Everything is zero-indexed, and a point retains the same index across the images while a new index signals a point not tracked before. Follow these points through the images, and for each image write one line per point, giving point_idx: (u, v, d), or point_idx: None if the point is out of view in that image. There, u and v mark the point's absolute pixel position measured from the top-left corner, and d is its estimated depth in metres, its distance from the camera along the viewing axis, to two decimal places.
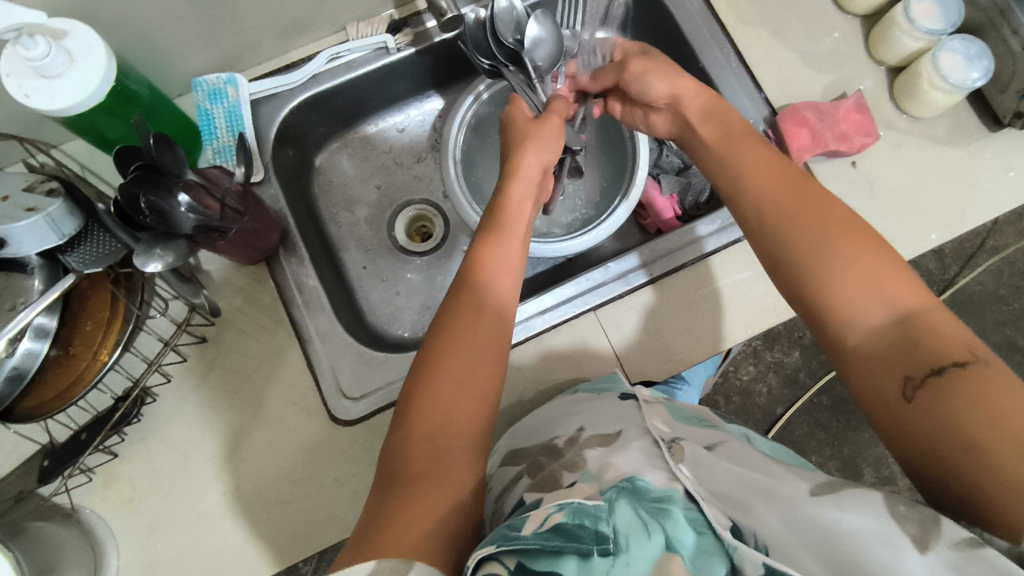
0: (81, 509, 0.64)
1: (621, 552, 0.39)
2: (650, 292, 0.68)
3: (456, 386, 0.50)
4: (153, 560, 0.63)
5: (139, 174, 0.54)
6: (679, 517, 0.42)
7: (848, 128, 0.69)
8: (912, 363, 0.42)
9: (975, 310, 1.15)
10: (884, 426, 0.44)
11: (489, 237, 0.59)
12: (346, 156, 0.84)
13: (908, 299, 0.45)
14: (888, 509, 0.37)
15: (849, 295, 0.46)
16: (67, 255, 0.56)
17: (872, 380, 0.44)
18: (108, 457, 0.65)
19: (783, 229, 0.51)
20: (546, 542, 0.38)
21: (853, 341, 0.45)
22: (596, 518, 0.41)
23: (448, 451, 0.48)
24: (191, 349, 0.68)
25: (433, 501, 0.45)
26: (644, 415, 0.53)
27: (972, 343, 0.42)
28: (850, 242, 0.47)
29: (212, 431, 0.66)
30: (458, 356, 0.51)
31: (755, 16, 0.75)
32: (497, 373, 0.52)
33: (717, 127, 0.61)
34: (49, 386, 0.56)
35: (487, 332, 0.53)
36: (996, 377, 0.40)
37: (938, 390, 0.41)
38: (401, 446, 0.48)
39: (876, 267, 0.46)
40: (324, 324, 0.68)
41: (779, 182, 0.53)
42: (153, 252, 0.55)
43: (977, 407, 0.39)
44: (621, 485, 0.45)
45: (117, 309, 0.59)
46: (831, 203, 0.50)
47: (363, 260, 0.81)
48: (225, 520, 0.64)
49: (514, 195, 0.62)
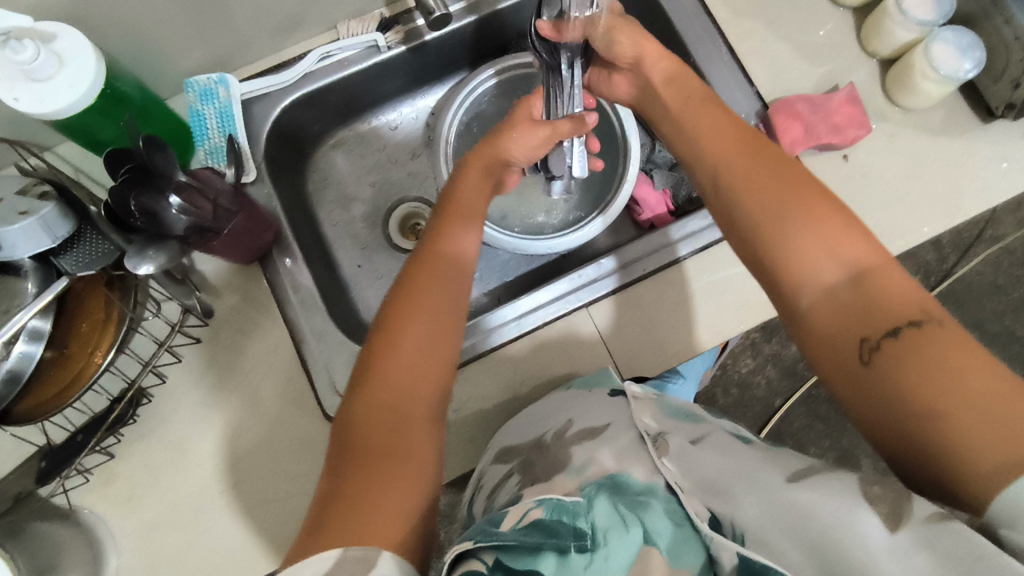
0: (79, 509, 0.64)
1: (600, 547, 0.40)
2: (642, 287, 0.68)
3: (410, 362, 0.50)
4: (151, 558, 0.63)
5: (129, 175, 0.55)
6: (658, 510, 0.44)
7: (841, 120, 0.69)
8: (868, 325, 0.42)
9: (972, 301, 1.15)
10: (842, 391, 0.43)
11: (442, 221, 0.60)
12: (340, 154, 0.84)
13: (865, 261, 0.45)
14: (862, 490, 0.37)
15: (806, 258, 0.46)
16: (61, 257, 0.57)
17: (830, 345, 0.44)
18: (105, 457, 0.65)
19: (742, 195, 0.51)
20: (524, 538, 0.38)
21: (809, 304, 0.45)
22: (575, 514, 0.41)
23: (410, 429, 0.48)
24: (186, 349, 0.68)
25: (388, 478, 0.44)
26: (633, 410, 0.54)
27: (927, 303, 0.43)
28: (807, 204, 0.48)
29: (208, 431, 0.66)
30: (405, 329, 0.51)
31: (747, 9, 0.75)
32: (449, 354, 0.53)
33: (678, 91, 0.62)
34: (47, 386, 0.57)
35: (435, 301, 0.53)
36: (953, 337, 0.40)
37: (893, 352, 0.41)
38: (361, 426, 0.47)
39: (831, 228, 0.46)
40: (318, 323, 0.69)
41: (741, 149, 0.53)
42: (145, 253, 0.55)
43: (932, 365, 0.39)
44: (601, 482, 0.46)
45: (111, 311, 0.58)
46: (788, 167, 0.51)
47: (358, 257, 0.81)
48: (223, 518, 0.64)
49: (471, 180, 0.64)
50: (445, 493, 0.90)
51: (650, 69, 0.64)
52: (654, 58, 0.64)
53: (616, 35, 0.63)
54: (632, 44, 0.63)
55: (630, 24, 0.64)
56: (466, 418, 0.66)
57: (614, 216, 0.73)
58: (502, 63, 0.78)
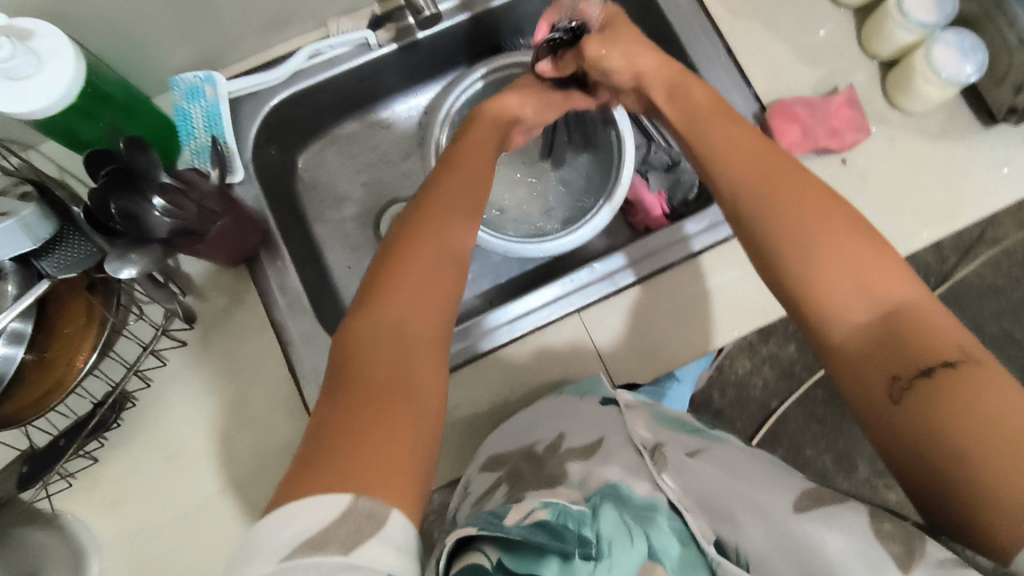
0: (62, 514, 0.63)
1: (603, 557, 0.39)
2: (636, 292, 0.67)
3: (408, 299, 0.48)
4: (134, 565, 0.63)
5: (111, 179, 0.54)
6: (663, 525, 0.43)
7: (839, 123, 0.67)
8: (899, 362, 0.41)
9: (972, 303, 1.14)
10: (871, 427, 0.42)
11: (444, 177, 0.58)
12: (331, 153, 0.82)
13: (896, 297, 0.43)
14: (874, 528, 0.36)
15: (834, 289, 0.44)
16: (41, 260, 0.55)
17: (858, 379, 0.42)
18: (89, 462, 0.64)
19: (765, 218, 0.48)
20: (529, 535, 0.37)
21: (837, 337, 0.44)
22: (579, 522, 0.40)
23: (411, 360, 0.45)
24: (172, 352, 0.67)
25: (393, 421, 0.41)
26: (628, 420, 0.53)
27: (962, 340, 0.41)
28: (835, 231, 0.45)
29: (193, 435, 0.65)
30: (398, 281, 0.49)
31: (746, 8, 0.73)
32: (448, 295, 0.50)
33: (678, 108, 0.60)
34: (28, 390, 0.56)
35: (425, 256, 0.51)
36: (989, 379, 0.38)
37: (927, 392, 0.39)
38: (357, 356, 0.45)
39: (860, 258, 0.44)
40: (306, 327, 0.67)
41: (762, 167, 0.51)
42: (126, 256, 0.56)
43: (967, 408, 0.37)
44: (605, 491, 0.45)
45: (93, 315, 0.58)
46: (815, 187, 0.48)
47: (348, 258, 0.80)
48: (207, 525, 0.63)
49: (475, 133, 0.64)
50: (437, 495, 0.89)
51: (651, 86, 0.62)
52: (652, 71, 0.62)
53: (608, 58, 0.63)
54: (628, 62, 0.63)
55: (623, 39, 0.63)
56: (455, 423, 0.66)
57: (620, 203, 0.72)
58: (496, 64, 0.76)
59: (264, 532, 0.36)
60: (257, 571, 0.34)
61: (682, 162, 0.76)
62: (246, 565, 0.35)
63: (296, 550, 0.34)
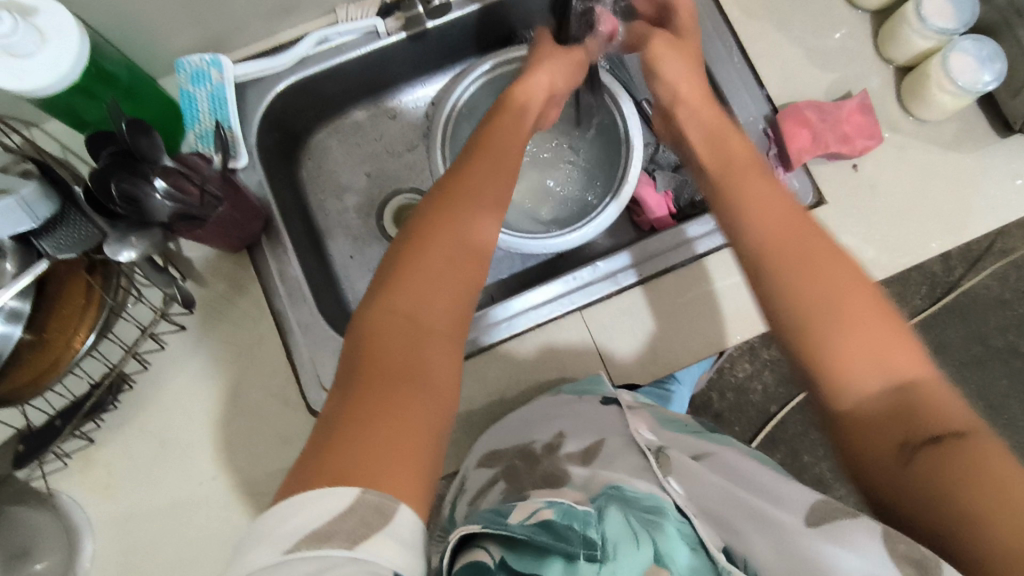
0: (57, 493, 0.63)
1: (608, 560, 0.38)
2: (639, 293, 0.67)
3: (424, 289, 0.48)
4: (127, 548, 0.63)
5: (113, 161, 0.54)
6: (670, 531, 0.41)
7: (850, 129, 0.66)
8: (910, 430, 0.40)
9: (978, 315, 1.13)
10: (877, 489, 0.41)
11: (471, 167, 0.56)
12: (336, 141, 0.82)
13: (907, 365, 0.42)
14: (888, 548, 0.35)
15: (847, 352, 0.43)
16: (41, 239, 0.54)
17: (867, 439, 0.42)
18: (85, 442, 0.64)
19: (778, 269, 0.46)
20: (533, 535, 0.36)
21: (847, 399, 0.43)
22: (585, 523, 0.39)
23: (423, 344, 0.46)
24: (171, 336, 0.67)
25: (401, 413, 0.41)
26: (630, 420, 0.52)
27: (968, 413, 0.41)
28: (850, 293, 0.44)
29: (189, 420, 0.65)
30: (420, 272, 0.48)
31: (760, 8, 0.72)
32: (465, 290, 0.50)
33: (710, 144, 0.58)
34: (25, 369, 0.56)
35: (439, 265, 0.49)
36: (995, 449, 0.38)
37: (937, 458, 0.38)
38: (374, 340, 0.45)
39: (875, 323, 0.43)
40: (305, 316, 0.67)
41: (780, 215, 0.49)
42: (126, 239, 0.55)
43: (980, 476, 0.37)
44: (609, 492, 0.44)
45: (92, 297, 0.58)
46: (830, 246, 0.47)
47: (350, 248, 0.79)
48: (201, 511, 0.63)
49: (508, 116, 0.62)
50: None
51: (683, 110, 0.63)
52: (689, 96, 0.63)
53: (660, 62, 0.65)
54: (674, 79, 0.64)
55: (680, 52, 0.65)
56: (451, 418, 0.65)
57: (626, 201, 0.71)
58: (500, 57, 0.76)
59: (268, 522, 0.35)
60: (256, 561, 0.33)
61: None
62: (244, 556, 0.34)
63: (298, 542, 0.33)
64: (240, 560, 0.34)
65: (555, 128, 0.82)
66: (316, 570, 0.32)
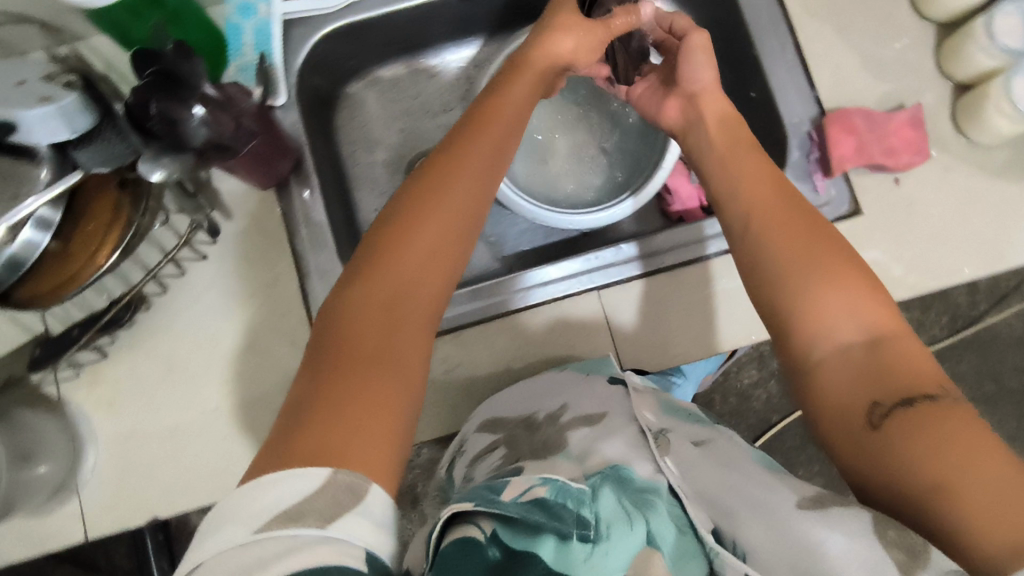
0: (66, 402, 0.64)
1: (601, 539, 0.37)
2: (659, 280, 0.66)
3: (408, 272, 0.48)
4: (127, 464, 0.64)
5: (154, 80, 0.53)
6: (661, 511, 0.40)
7: (898, 143, 0.65)
8: (882, 391, 0.43)
9: (996, 352, 1.10)
10: (843, 455, 0.44)
11: (465, 149, 0.54)
12: (373, 93, 0.81)
13: (884, 328, 0.46)
14: (878, 533, 0.35)
15: (825, 318, 0.47)
16: (77, 151, 0.56)
17: (837, 402, 0.45)
18: (98, 356, 0.65)
19: (770, 240, 0.51)
20: (526, 513, 0.36)
21: (820, 360, 0.46)
22: (578, 501, 0.39)
23: (400, 321, 0.47)
24: (192, 264, 0.67)
25: (372, 390, 0.42)
26: (633, 403, 0.51)
27: (940, 377, 0.43)
28: (833, 268, 0.48)
29: (200, 349, 0.66)
30: (405, 248, 0.48)
31: (822, 8, 0.70)
32: (448, 271, 0.50)
33: (728, 129, 0.59)
34: (45, 279, 0.57)
35: (430, 239, 0.49)
36: (961, 412, 0.41)
37: (901, 421, 0.41)
38: (349, 322, 0.46)
39: (855, 295, 0.47)
40: (324, 261, 0.68)
41: (778, 193, 0.53)
42: (160, 160, 0.54)
43: (940, 437, 0.39)
44: (605, 472, 0.43)
45: (119, 215, 0.59)
46: (821, 226, 0.51)
47: (375, 202, 0.79)
48: (201, 437, 0.64)
49: (513, 92, 0.60)
50: (427, 448, 0.90)
51: (705, 105, 0.62)
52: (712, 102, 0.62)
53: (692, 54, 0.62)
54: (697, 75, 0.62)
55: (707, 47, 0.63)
56: (456, 381, 0.65)
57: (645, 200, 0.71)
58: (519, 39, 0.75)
59: (239, 501, 0.38)
60: (230, 538, 0.37)
61: None
62: (216, 532, 0.37)
63: (270, 522, 0.36)
64: (208, 541, 0.37)
65: (598, 108, 0.81)
66: (285, 549, 0.36)
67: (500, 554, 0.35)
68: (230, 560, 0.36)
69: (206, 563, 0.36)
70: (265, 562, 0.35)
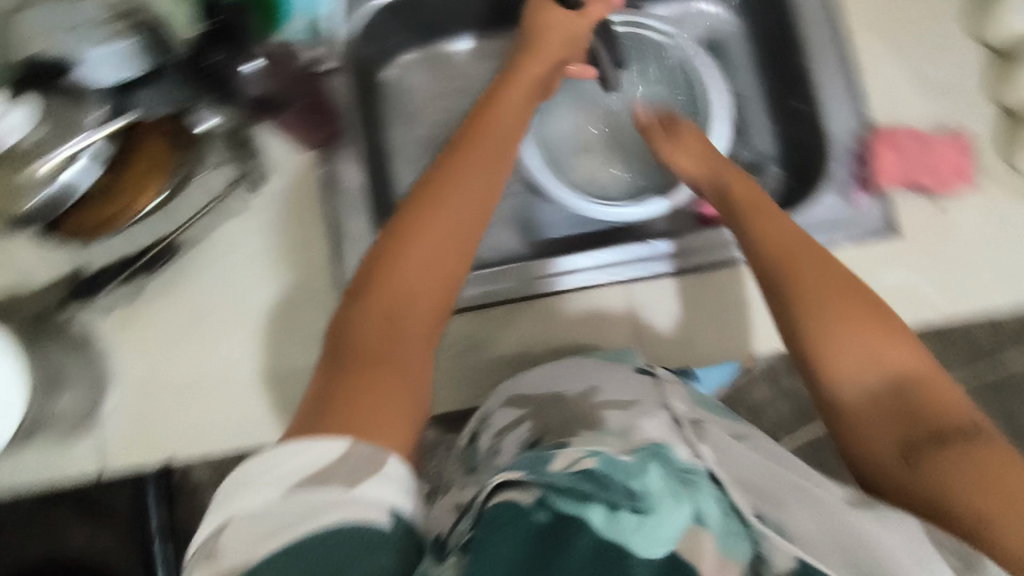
0: (94, 340, 0.66)
1: (649, 512, 0.37)
2: (690, 279, 0.66)
3: (410, 280, 0.51)
4: (147, 406, 0.65)
5: (214, 33, 0.61)
6: (705, 491, 0.39)
7: (942, 164, 0.65)
8: (913, 430, 0.47)
9: (1014, 396, 1.08)
10: (881, 489, 0.47)
11: (459, 165, 0.57)
12: (420, 69, 0.82)
13: (906, 369, 0.49)
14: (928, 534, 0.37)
15: (847, 363, 0.49)
16: (135, 95, 0.56)
17: (871, 442, 0.48)
18: (128, 298, 0.66)
19: (794, 283, 0.53)
20: (575, 484, 0.37)
21: (850, 403, 0.49)
22: (626, 474, 0.38)
23: (410, 320, 0.50)
24: (230, 216, 0.69)
25: (388, 384, 0.45)
26: (665, 391, 0.51)
27: (964, 412, 0.48)
28: (852, 312, 0.51)
29: (229, 300, 0.67)
30: (413, 251, 0.52)
31: (876, 23, 0.70)
32: (449, 278, 0.53)
33: (722, 183, 0.64)
34: (92, 213, 0.59)
35: (436, 239, 0.53)
36: (986, 445, 0.45)
37: (934, 456, 0.45)
38: (352, 331, 0.48)
39: (874, 338, 0.50)
40: (358, 226, 0.68)
41: (795, 239, 0.56)
42: (217, 107, 0.61)
43: (974, 472, 0.43)
44: (649, 447, 0.42)
45: (167, 160, 0.60)
46: (836, 270, 0.53)
47: (411, 176, 0.79)
48: (223, 387, 0.65)
49: (508, 99, 0.64)
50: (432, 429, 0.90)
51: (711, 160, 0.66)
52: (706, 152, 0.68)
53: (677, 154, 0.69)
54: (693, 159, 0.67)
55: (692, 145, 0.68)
56: (478, 358, 0.66)
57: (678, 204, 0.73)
58: None
59: (264, 465, 0.40)
60: (260, 498, 0.39)
61: (771, 166, 0.76)
62: (241, 493, 0.40)
63: (297, 483, 0.39)
64: (233, 499, 0.40)
65: None
66: (311, 509, 0.38)
67: (548, 519, 0.36)
68: (257, 518, 0.39)
69: (235, 519, 0.39)
70: (293, 524, 0.38)
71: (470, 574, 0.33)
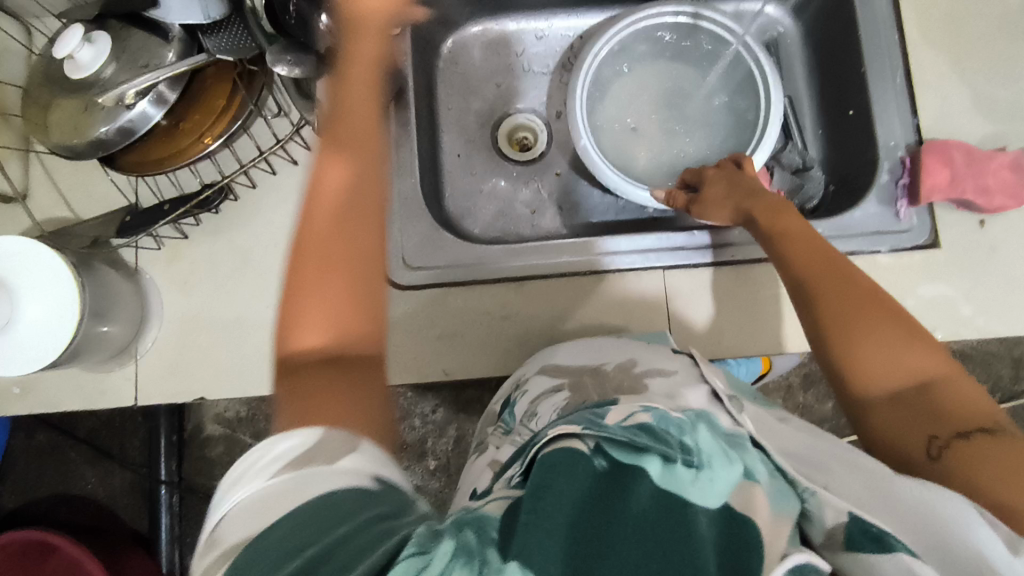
0: (142, 273, 0.68)
1: (704, 468, 0.39)
2: (727, 271, 0.67)
3: (328, 320, 0.45)
4: (187, 341, 0.67)
5: None
6: (754, 454, 0.43)
7: (994, 184, 0.64)
8: (937, 426, 0.47)
9: None
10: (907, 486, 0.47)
11: (320, 197, 0.50)
12: (479, 44, 0.83)
13: (930, 370, 0.49)
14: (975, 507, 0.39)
15: (870, 364, 0.50)
16: (207, 38, 0.58)
17: (897, 440, 0.48)
18: (179, 236, 0.68)
19: (819, 283, 0.55)
20: (632, 437, 0.39)
21: (874, 404, 0.50)
22: (680, 430, 0.41)
23: (347, 336, 0.45)
24: (284, 167, 0.70)
25: (339, 402, 0.41)
26: (703, 371, 0.52)
27: (991, 413, 0.47)
28: (872, 316, 0.52)
29: (274, 249, 0.68)
30: (320, 275, 0.46)
31: (939, 36, 0.70)
32: (369, 291, 0.47)
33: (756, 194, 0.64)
34: (155, 148, 0.60)
35: (334, 248, 0.47)
36: (1013, 442, 0.45)
37: (960, 453, 0.45)
38: (292, 383, 0.43)
39: (898, 340, 0.50)
40: (407, 188, 0.70)
41: (820, 248, 0.57)
42: (284, 56, 0.58)
43: (998, 464, 0.43)
44: (698, 413, 0.45)
45: (233, 102, 0.61)
46: (858, 276, 0.54)
47: (459, 148, 0.81)
48: (259, 332, 0.67)
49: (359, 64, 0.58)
50: None
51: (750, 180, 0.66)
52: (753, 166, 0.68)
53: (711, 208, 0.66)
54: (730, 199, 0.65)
55: (726, 187, 0.66)
56: (512, 328, 0.67)
57: None
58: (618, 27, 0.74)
59: (245, 463, 0.37)
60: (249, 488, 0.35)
61: (813, 169, 0.75)
62: (225, 497, 0.36)
63: (284, 468, 0.36)
64: (222, 501, 0.36)
65: (696, 96, 0.81)
66: (302, 485, 0.35)
67: (606, 464, 0.38)
68: (243, 512, 0.35)
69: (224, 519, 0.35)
70: (285, 501, 0.35)
71: (524, 517, 0.34)
